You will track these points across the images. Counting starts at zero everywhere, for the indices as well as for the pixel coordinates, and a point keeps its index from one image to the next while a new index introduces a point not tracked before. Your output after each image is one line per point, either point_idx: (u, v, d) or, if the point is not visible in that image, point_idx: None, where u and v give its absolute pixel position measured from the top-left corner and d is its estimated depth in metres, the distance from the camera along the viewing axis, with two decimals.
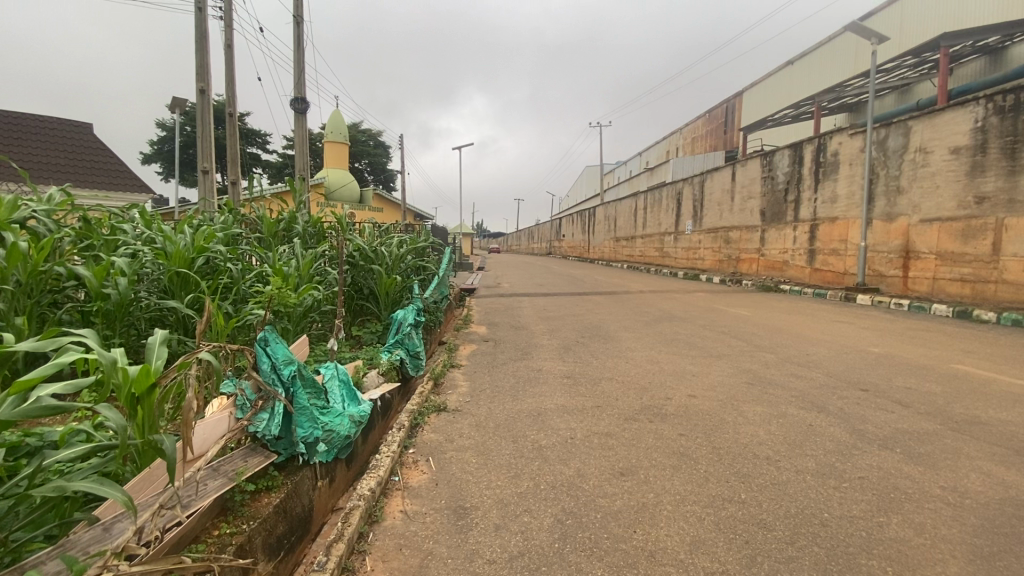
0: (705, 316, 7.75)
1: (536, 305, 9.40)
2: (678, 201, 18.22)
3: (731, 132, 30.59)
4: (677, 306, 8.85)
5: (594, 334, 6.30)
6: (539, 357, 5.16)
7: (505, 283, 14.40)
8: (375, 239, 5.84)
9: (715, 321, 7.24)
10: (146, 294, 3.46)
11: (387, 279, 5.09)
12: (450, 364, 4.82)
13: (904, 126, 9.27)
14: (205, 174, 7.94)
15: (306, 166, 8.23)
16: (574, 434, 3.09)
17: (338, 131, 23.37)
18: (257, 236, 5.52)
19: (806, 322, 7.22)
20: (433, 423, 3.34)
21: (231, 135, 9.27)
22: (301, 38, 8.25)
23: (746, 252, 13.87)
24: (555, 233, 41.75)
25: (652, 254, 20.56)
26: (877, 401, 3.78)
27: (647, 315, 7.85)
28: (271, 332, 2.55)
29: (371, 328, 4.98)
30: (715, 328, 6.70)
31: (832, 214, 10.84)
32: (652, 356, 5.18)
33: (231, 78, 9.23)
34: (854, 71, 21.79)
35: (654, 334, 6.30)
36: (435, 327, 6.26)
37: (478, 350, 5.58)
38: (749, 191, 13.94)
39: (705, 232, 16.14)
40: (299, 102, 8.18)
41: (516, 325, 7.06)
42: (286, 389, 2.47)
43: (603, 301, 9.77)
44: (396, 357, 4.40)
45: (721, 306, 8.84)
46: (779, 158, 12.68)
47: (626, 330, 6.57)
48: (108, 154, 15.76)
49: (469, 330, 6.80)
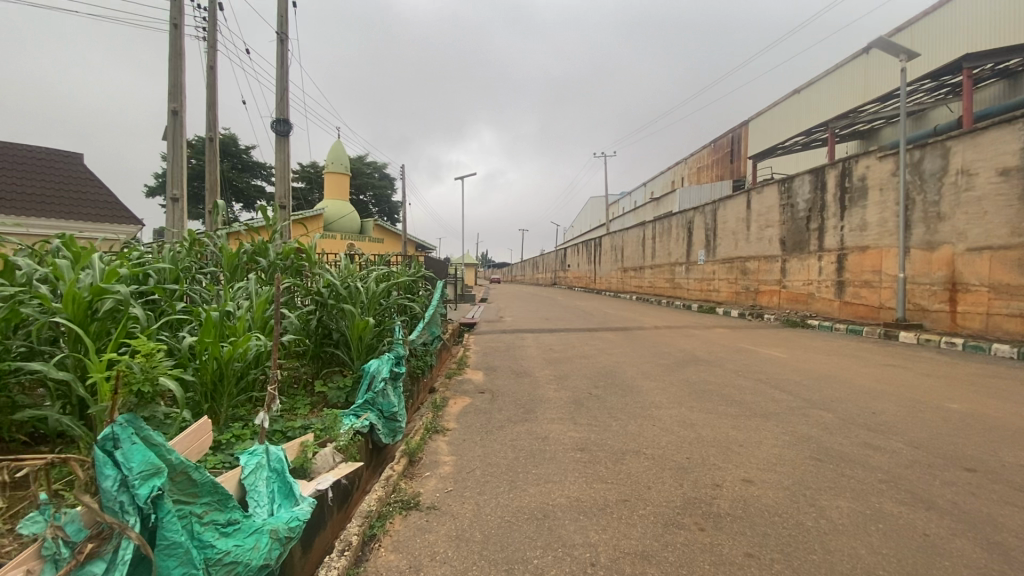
0: (733, 358, 6.79)
1: (541, 344, 8.49)
2: (689, 230, 17.43)
3: (738, 161, 30.04)
4: (698, 346, 7.89)
5: (608, 384, 5.36)
6: (543, 416, 4.22)
7: (508, 318, 13.53)
8: (351, 273, 5.01)
9: (745, 366, 6.30)
10: (22, 349, 2.59)
11: (359, 321, 4.20)
12: (433, 428, 3.91)
13: (941, 147, 8.47)
14: (173, 201, 7.15)
15: (288, 194, 7.45)
16: (594, 558, 2.15)
17: (339, 162, 22.91)
18: (214, 271, 4.74)
19: (852, 366, 6.27)
20: (396, 534, 2.39)
21: (210, 161, 8.51)
22: (285, 56, 7.60)
23: (766, 283, 12.96)
24: (560, 264, 41.12)
25: (662, 286, 19.68)
26: (998, 491, 2.81)
27: (667, 357, 6.90)
28: (132, 418, 1.69)
29: (338, 383, 4.08)
30: (749, 376, 5.74)
31: (862, 243, 9.95)
32: (682, 416, 4.23)
33: (213, 101, 8.57)
34: (864, 98, 21.36)
35: (679, 384, 5.35)
36: (422, 374, 5.38)
37: (471, 406, 4.64)
38: (766, 219, 13.11)
39: (719, 262, 15.28)
40: (281, 123, 7.46)
41: (517, 371, 6.14)
42: (145, 515, 1.59)
43: (614, 339, 8.83)
44: (362, 423, 3.47)
45: (748, 346, 7.88)
46: (798, 184, 11.89)
47: (644, 378, 5.62)
48: (101, 187, 15.27)
49: (463, 378, 5.87)
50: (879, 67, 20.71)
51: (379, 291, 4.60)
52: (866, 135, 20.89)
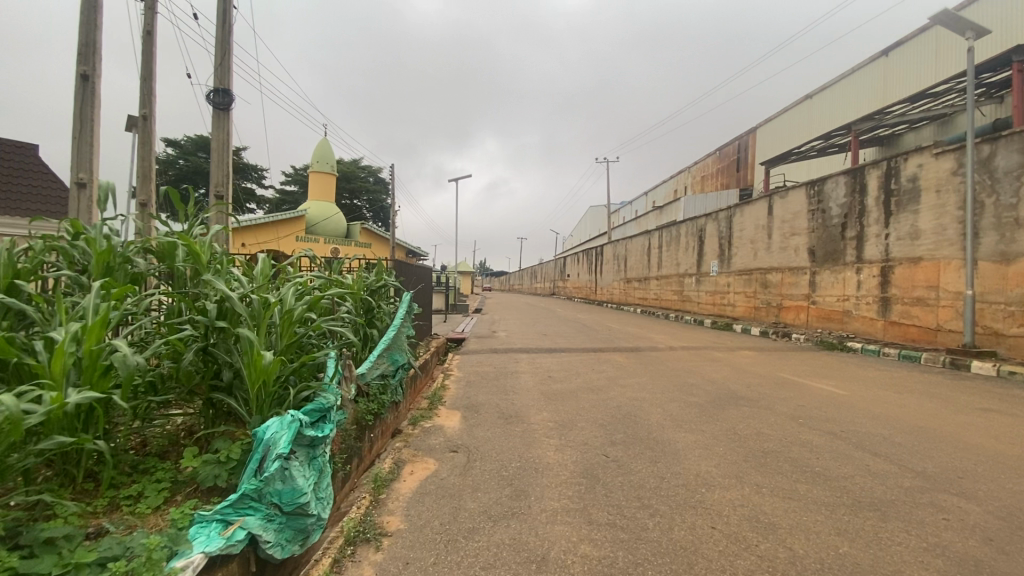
0: (783, 397, 5.33)
1: (537, 369, 7.05)
2: (700, 239, 16.07)
3: (745, 169, 28.82)
4: (730, 376, 6.44)
5: (630, 439, 3.90)
6: (540, 506, 2.75)
7: (501, 332, 12.08)
8: (270, 280, 3.55)
9: (804, 409, 4.84)
10: None
11: (258, 355, 2.73)
12: (359, 528, 2.52)
13: (1019, 139, 7.09)
14: (79, 186, 5.69)
15: (225, 179, 5.98)
16: None
17: (325, 161, 21.46)
18: (75, 275, 3.31)
19: (941, 411, 4.82)
20: None
21: (144, 143, 7.05)
22: (227, 12, 6.18)
23: (790, 298, 11.56)
24: (559, 273, 39.80)
25: (669, 298, 18.28)
26: None
27: (697, 394, 5.45)
28: None
29: (220, 451, 2.69)
30: (817, 428, 4.28)
31: (912, 255, 8.54)
32: (752, 510, 2.77)
33: (148, 71, 7.12)
34: (883, 102, 20.19)
35: (728, 442, 3.90)
36: (373, 420, 4.13)
37: (435, 479, 3.17)
38: (791, 226, 11.70)
39: (734, 274, 13.88)
40: (217, 95, 6.01)
41: (506, 412, 4.67)
42: None
43: (625, 363, 7.37)
44: (228, 545, 2.09)
45: (792, 377, 6.42)
46: (830, 186, 10.50)
47: (677, 430, 4.16)
48: (54, 180, 13.84)
49: (432, 423, 4.39)
50: (900, 70, 19.57)
51: (306, 305, 3.14)
52: (886, 142, 19.69)
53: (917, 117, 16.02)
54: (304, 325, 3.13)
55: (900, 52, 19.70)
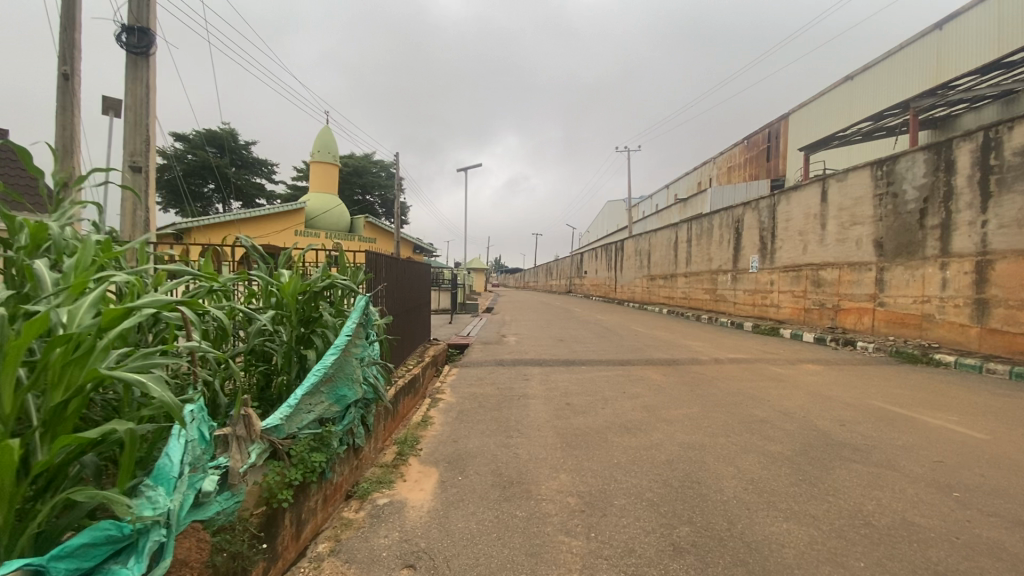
0: (902, 445, 3.74)
1: (554, 390, 5.57)
2: (736, 231, 14.39)
3: (777, 159, 26.91)
4: (811, 406, 4.86)
5: (702, 541, 2.39)
6: None
7: (512, 337, 10.62)
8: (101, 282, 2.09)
9: (950, 474, 3.23)
10: None
11: None
12: None
13: None
14: None
15: (140, 147, 4.55)
16: None
17: (327, 151, 20.19)
18: None
19: None
20: None
21: (64, 107, 5.66)
22: None
23: (850, 299, 9.89)
24: (576, 271, 38.27)
25: (699, 298, 16.63)
26: None
27: (777, 439, 3.90)
28: None
29: None
30: (997, 517, 2.68)
31: (1022, 247, 6.81)
32: None
33: (70, 18, 5.71)
34: (936, 80, 18.21)
35: (868, 550, 2.35)
36: (296, 498, 2.65)
37: None
38: (851, 214, 9.99)
39: (779, 271, 12.23)
40: (132, 36, 4.57)
41: (506, 472, 3.17)
42: None
43: (664, 383, 5.83)
44: None
45: (892, 407, 4.81)
46: (904, 164, 8.78)
47: (772, 519, 2.63)
48: None
49: (391, 496, 2.88)
50: (956, 43, 17.59)
51: (136, 323, 1.71)
52: (940, 124, 17.73)
53: (984, 92, 14.08)
54: (129, 363, 1.67)
55: (956, 23, 17.70)
